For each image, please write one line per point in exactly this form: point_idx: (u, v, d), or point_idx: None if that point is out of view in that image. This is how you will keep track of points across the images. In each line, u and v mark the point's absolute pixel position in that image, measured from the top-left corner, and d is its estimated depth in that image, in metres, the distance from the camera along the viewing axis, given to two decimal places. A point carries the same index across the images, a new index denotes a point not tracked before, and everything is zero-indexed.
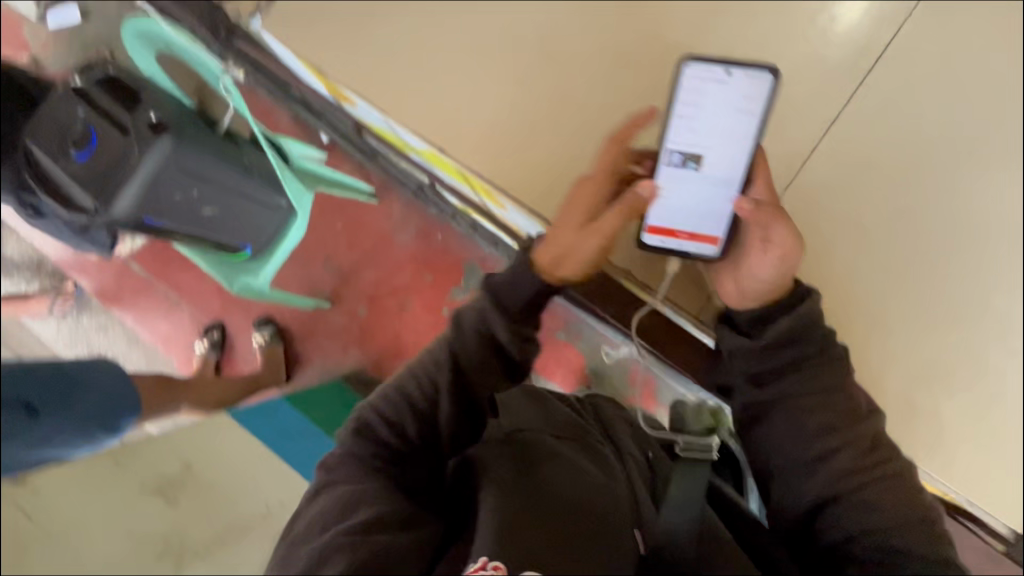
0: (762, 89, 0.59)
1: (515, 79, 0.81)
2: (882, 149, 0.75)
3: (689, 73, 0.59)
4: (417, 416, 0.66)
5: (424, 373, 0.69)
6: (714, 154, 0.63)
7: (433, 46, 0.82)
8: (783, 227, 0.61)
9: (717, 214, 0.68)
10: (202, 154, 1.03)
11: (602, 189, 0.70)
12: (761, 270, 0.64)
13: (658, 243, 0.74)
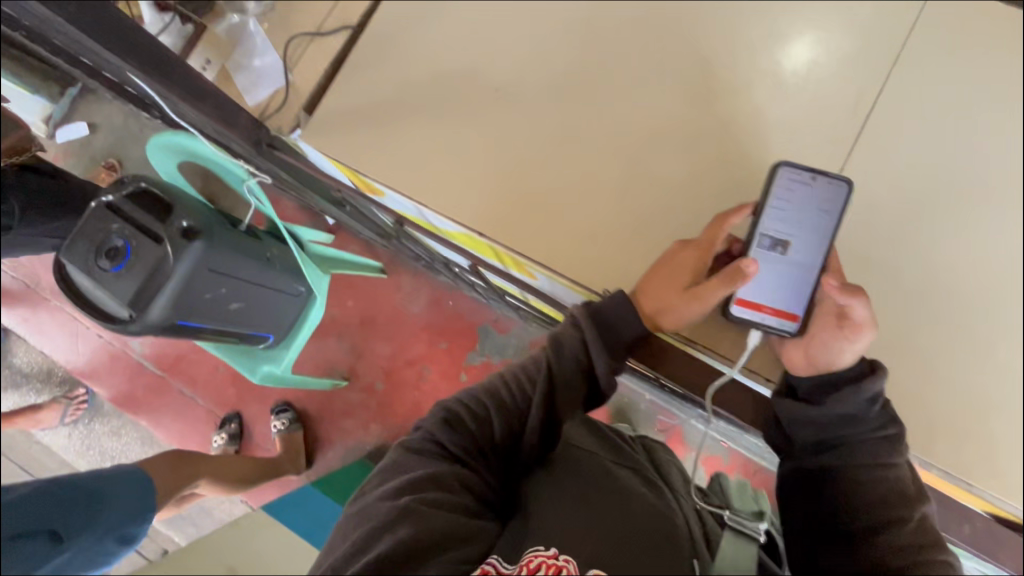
0: (842, 195, 0.60)
1: (546, 122, 0.68)
2: (965, 166, 0.65)
3: (781, 173, 0.60)
4: (505, 412, 0.59)
5: (518, 381, 0.60)
6: (800, 242, 0.61)
7: (423, 88, 0.70)
8: (866, 310, 0.54)
9: (798, 292, 0.61)
10: (227, 252, 1.05)
11: (697, 255, 0.61)
12: (844, 355, 0.54)
13: (741, 318, 0.63)
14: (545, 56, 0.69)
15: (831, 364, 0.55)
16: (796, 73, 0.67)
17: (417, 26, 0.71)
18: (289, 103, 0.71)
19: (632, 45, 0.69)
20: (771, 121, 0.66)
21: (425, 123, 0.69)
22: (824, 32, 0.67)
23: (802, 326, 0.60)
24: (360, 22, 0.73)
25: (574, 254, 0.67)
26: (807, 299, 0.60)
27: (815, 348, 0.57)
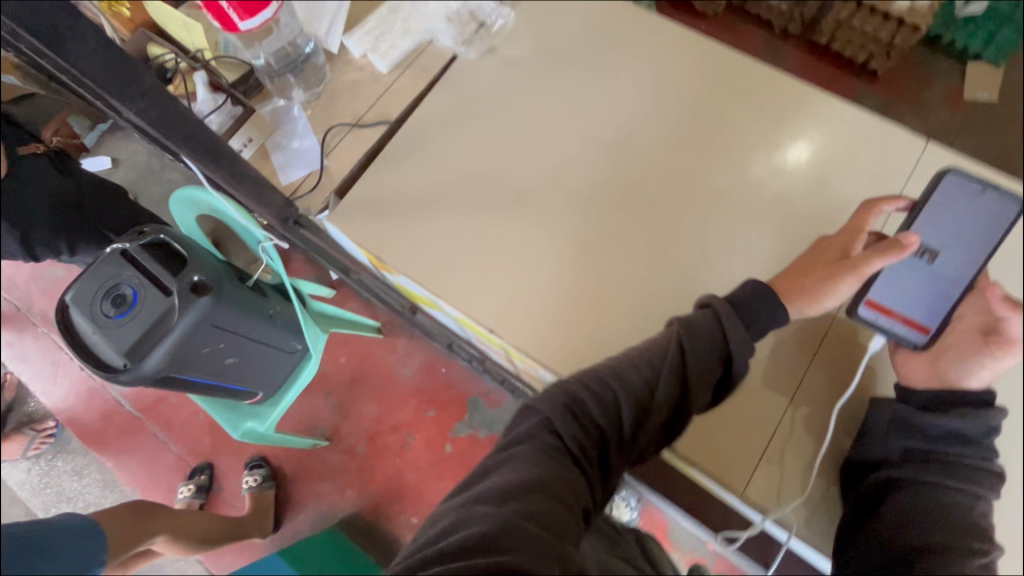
0: (1010, 214, 0.58)
1: (565, 230, 0.71)
2: None
3: (948, 178, 0.60)
4: (631, 397, 0.53)
5: (648, 367, 0.55)
6: (948, 255, 0.60)
7: (447, 174, 0.73)
8: (1022, 328, 0.56)
9: (936, 305, 0.61)
10: (233, 307, 1.06)
11: (848, 240, 0.63)
12: (983, 372, 0.58)
13: (867, 320, 0.62)
14: (570, 169, 0.73)
15: (969, 377, 0.59)
16: (804, 209, 0.71)
17: (452, 126, 0.75)
18: (321, 185, 0.75)
19: (649, 169, 0.73)
20: (775, 250, 0.70)
21: (445, 212, 0.71)
22: (830, 172, 0.72)
23: (930, 339, 0.61)
24: (398, 118, 0.78)
25: (579, 360, 0.67)
26: (943, 315, 0.60)
27: (946, 360, 0.60)
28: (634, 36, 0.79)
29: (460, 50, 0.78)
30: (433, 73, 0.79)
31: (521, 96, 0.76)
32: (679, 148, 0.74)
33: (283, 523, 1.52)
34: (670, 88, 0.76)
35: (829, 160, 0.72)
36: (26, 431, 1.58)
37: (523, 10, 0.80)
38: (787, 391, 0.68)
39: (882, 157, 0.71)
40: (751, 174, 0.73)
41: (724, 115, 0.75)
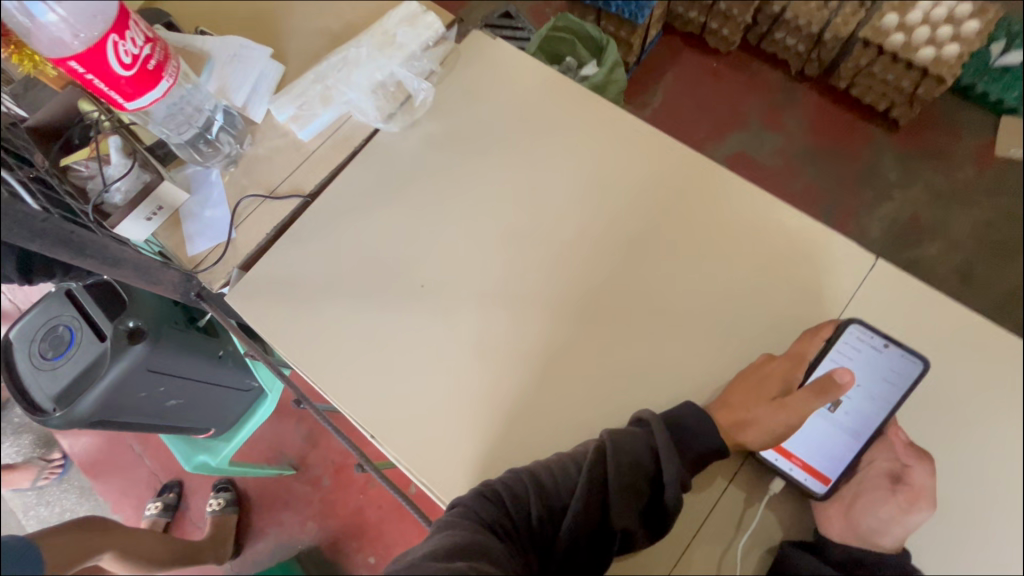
0: (915, 371, 0.54)
1: (461, 329, 0.65)
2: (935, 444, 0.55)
3: (849, 331, 0.56)
4: (544, 498, 0.51)
5: (563, 471, 0.52)
6: (852, 405, 0.55)
7: (359, 245, 0.70)
8: (927, 479, 0.52)
9: (836, 456, 0.55)
10: (174, 348, 1.02)
11: (785, 367, 0.57)
12: (897, 528, 0.52)
13: (764, 460, 0.55)
14: (478, 260, 0.68)
15: (881, 536, 0.52)
16: (736, 322, 0.62)
17: (366, 206, 0.72)
18: (225, 258, 0.72)
19: (560, 266, 0.66)
20: (693, 373, 0.61)
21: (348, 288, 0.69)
22: (764, 282, 0.63)
23: (831, 490, 0.54)
24: (312, 191, 0.75)
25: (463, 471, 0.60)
26: (845, 465, 0.54)
27: (859, 508, 0.53)
28: (563, 116, 0.73)
29: (381, 125, 0.74)
30: (350, 147, 0.76)
31: (439, 175, 0.72)
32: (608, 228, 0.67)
33: (244, 549, 1.47)
34: (605, 161, 0.70)
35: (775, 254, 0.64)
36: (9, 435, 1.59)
37: (450, 84, 0.76)
38: (676, 548, 0.54)
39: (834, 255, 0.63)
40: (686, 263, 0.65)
41: (651, 207, 0.67)
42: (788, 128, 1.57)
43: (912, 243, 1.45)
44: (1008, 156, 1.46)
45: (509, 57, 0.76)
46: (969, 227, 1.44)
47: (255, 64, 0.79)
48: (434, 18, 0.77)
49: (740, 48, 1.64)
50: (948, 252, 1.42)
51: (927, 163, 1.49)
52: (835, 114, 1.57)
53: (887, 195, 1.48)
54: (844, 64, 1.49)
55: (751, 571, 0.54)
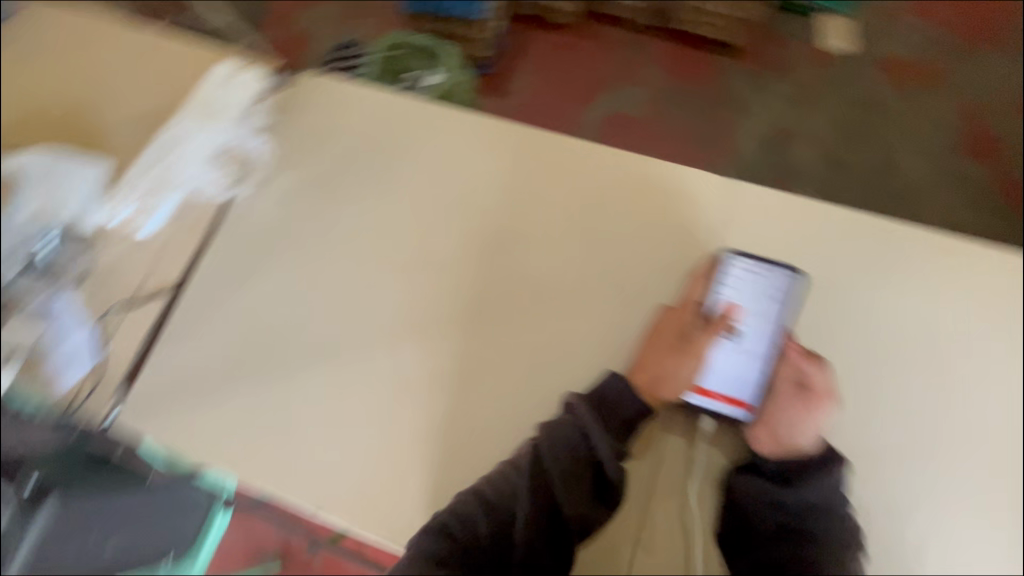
0: (791, 284, 0.58)
1: (371, 374, 0.63)
2: (829, 333, 0.58)
3: (726, 265, 0.59)
4: (492, 512, 0.55)
5: (504, 481, 0.55)
6: (751, 329, 0.56)
7: (241, 321, 0.67)
8: (828, 379, 0.55)
9: (749, 381, 0.56)
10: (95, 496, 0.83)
11: (679, 315, 0.58)
12: (813, 428, 0.55)
13: (690, 405, 0.57)
14: (368, 300, 0.66)
15: (802, 440, 0.55)
16: (628, 278, 0.62)
17: (239, 282, 0.68)
18: (101, 383, 0.66)
19: (449, 280, 0.64)
20: (606, 342, 0.60)
21: (243, 369, 0.65)
22: (642, 235, 0.64)
23: (756, 414, 0.55)
24: (177, 282, 0.69)
25: (412, 511, 0.58)
26: (760, 387, 0.56)
27: (780, 422, 0.55)
28: (410, 131, 0.71)
29: (231, 194, 0.72)
30: (202, 228, 0.71)
31: (305, 227, 0.69)
32: (482, 224, 0.66)
33: None
34: (461, 161, 0.69)
35: (646, 200, 0.65)
36: None
37: (289, 132, 0.73)
38: (636, 513, 0.55)
39: (698, 186, 0.65)
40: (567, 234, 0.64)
41: (520, 194, 0.66)
42: (648, 79, 1.61)
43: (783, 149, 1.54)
44: (834, 50, 1.62)
45: (341, 89, 0.74)
46: (824, 122, 1.56)
47: (76, 176, 0.69)
48: (251, 74, 0.74)
49: (587, 17, 1.67)
50: (814, 148, 1.54)
51: (773, 77, 1.60)
52: (685, 54, 1.64)
53: (748, 112, 1.57)
54: (682, 8, 1.59)
55: (709, 507, 0.56)
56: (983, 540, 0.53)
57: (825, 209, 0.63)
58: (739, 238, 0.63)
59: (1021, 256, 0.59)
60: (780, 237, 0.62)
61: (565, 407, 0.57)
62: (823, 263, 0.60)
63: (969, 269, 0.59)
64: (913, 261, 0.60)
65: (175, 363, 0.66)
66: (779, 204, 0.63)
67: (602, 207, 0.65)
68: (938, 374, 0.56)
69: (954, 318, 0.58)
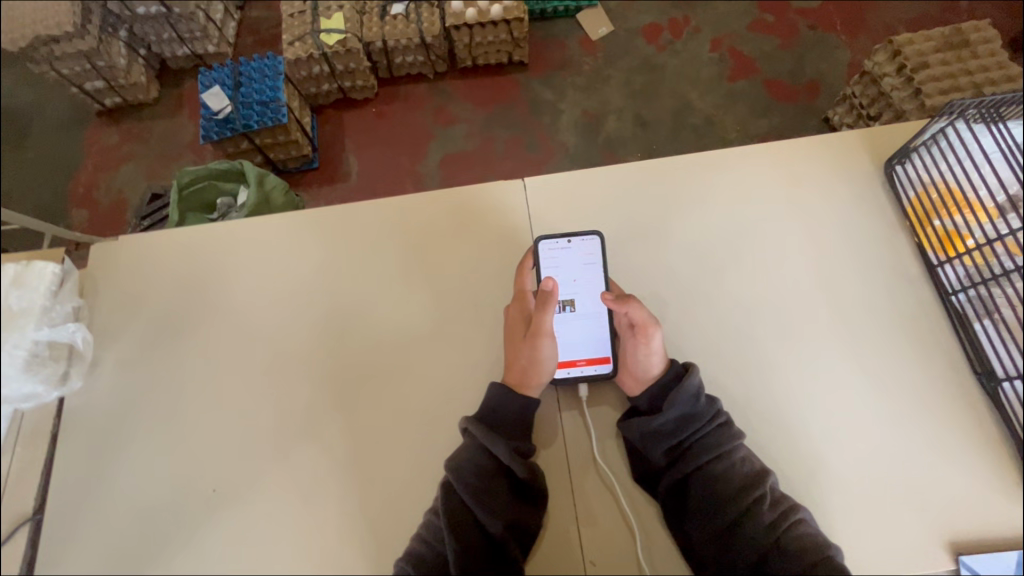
0: (598, 245, 0.65)
1: (279, 493, 0.62)
2: (645, 271, 0.67)
3: (540, 249, 0.65)
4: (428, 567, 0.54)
5: (431, 530, 0.56)
6: (581, 296, 0.64)
7: (122, 506, 0.63)
8: (642, 311, 0.58)
9: (599, 338, 0.63)
10: None
11: (519, 307, 0.62)
12: (654, 356, 0.59)
13: (561, 380, 0.62)
14: (251, 426, 0.65)
15: (650, 368, 0.59)
16: (472, 300, 0.68)
17: (109, 472, 0.64)
18: None
19: (319, 371, 0.67)
20: (477, 361, 0.66)
21: (142, 553, 0.61)
22: (469, 258, 0.70)
23: (614, 364, 0.62)
24: (37, 507, 0.63)
25: None
26: (609, 340, 0.63)
27: (631, 361, 0.61)
28: (229, 255, 0.72)
29: (62, 391, 0.66)
30: (46, 434, 0.66)
31: (158, 386, 0.67)
32: (328, 312, 0.69)
33: None
34: (285, 263, 0.72)
35: (460, 231, 0.72)
36: None
37: (106, 305, 0.71)
38: (567, 493, 0.59)
39: (497, 199, 0.72)
40: (405, 287, 0.70)
41: (353, 267, 0.71)
42: (460, 117, 1.69)
43: (598, 130, 1.67)
44: (600, 35, 1.76)
45: (144, 244, 0.73)
46: (620, 94, 1.70)
47: None
48: (43, 264, 0.65)
49: (382, 86, 1.72)
50: (622, 117, 1.67)
51: (562, 74, 1.72)
52: (481, 84, 1.72)
53: (557, 110, 1.69)
54: (457, 47, 1.64)
55: (618, 458, 0.60)
56: (830, 372, 0.62)
57: (604, 172, 0.72)
58: (547, 226, 0.70)
59: (755, 147, 0.72)
60: (578, 211, 0.71)
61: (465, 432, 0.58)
62: (618, 218, 0.70)
63: (727, 171, 0.71)
64: (684, 184, 0.71)
65: None
66: (567, 184, 0.72)
67: (426, 251, 0.71)
68: (735, 263, 0.67)
69: (730, 213, 0.69)
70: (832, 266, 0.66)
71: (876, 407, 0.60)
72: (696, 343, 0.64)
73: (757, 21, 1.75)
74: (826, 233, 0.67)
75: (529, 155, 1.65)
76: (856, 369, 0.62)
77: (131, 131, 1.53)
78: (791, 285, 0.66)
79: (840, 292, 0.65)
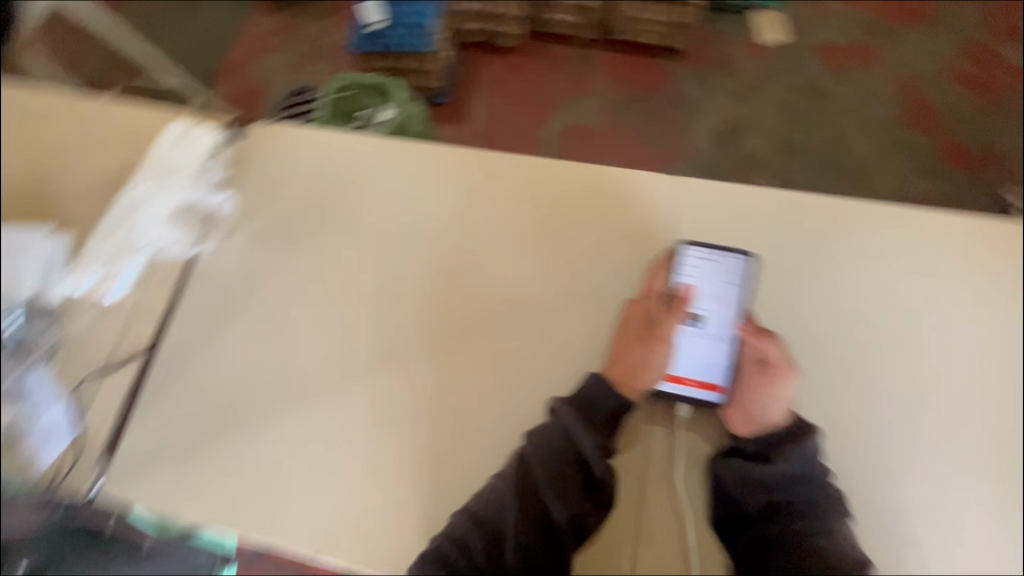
0: (747, 267, 0.58)
1: (357, 407, 0.64)
2: (789, 310, 0.61)
3: (686, 253, 0.59)
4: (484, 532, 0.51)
5: (493, 496, 0.52)
6: (712, 314, 0.58)
7: (221, 369, 0.67)
8: (782, 350, 0.54)
9: (716, 363, 0.58)
10: None
11: (644, 304, 0.58)
12: (777, 402, 0.54)
13: (664, 393, 0.58)
14: (348, 336, 0.67)
15: (773, 412, 0.54)
16: (589, 285, 0.66)
17: (217, 334, 0.69)
18: (82, 456, 0.66)
19: (422, 303, 0.67)
20: (577, 345, 0.63)
21: (228, 417, 0.65)
22: (600, 240, 0.67)
23: (727, 396, 0.57)
24: (149, 344, 0.70)
25: (410, 529, 0.59)
26: (728, 369, 0.58)
27: (749, 399, 0.55)
28: (367, 167, 0.74)
29: (197, 250, 0.72)
30: (172, 286, 0.72)
31: (275, 272, 0.70)
32: (449, 253, 0.69)
33: None
34: (420, 192, 0.72)
35: (599, 210, 0.69)
36: None
37: (249, 183, 0.75)
38: (631, 509, 0.56)
39: (647, 190, 0.68)
40: (529, 250, 0.68)
41: (484, 215, 0.70)
42: (598, 90, 1.62)
43: (735, 143, 1.55)
44: (771, 42, 1.62)
45: (295, 136, 0.76)
46: (773, 111, 1.56)
47: (33, 250, 0.72)
48: (207, 128, 0.76)
49: (530, 39, 1.67)
50: (767, 136, 1.54)
51: (716, 74, 1.60)
52: (630, 63, 1.64)
53: (700, 110, 1.58)
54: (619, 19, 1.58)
55: (698, 491, 0.56)
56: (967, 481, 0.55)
57: (770, 195, 0.65)
58: (690, 234, 0.66)
59: (953, 216, 0.63)
60: (729, 227, 0.65)
61: (550, 412, 0.54)
62: (774, 246, 0.63)
63: (913, 231, 0.63)
64: (860, 231, 0.63)
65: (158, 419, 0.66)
66: (725, 195, 0.66)
67: (559, 221, 0.69)
68: (895, 331, 0.59)
69: (904, 276, 0.61)
70: (1006, 369, 0.58)
71: (1004, 533, 0.53)
72: (826, 403, 0.57)
73: (957, 72, 1.55)
74: (1010, 333, 0.59)
75: (658, 147, 1.56)
76: (998, 487, 0.55)
77: (291, 23, 1.59)
78: (953, 373, 0.58)
79: (1005, 399, 0.57)
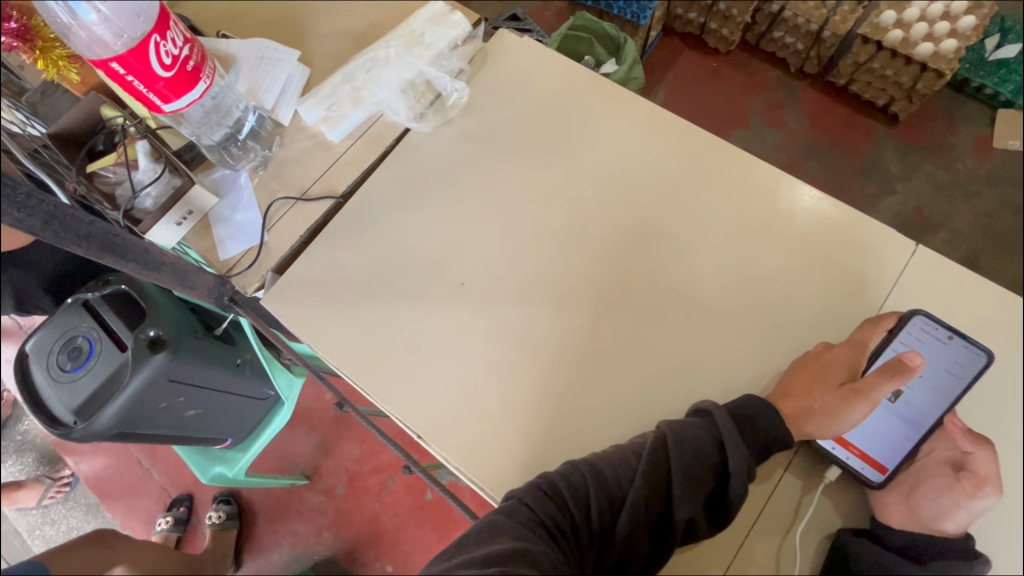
0: (979, 365, 0.53)
1: (508, 325, 0.65)
2: (990, 427, 0.55)
3: (914, 322, 0.55)
4: (603, 491, 0.50)
5: (622, 463, 0.51)
6: (915, 395, 0.54)
7: (396, 237, 0.70)
8: (990, 463, 0.51)
9: (894, 443, 0.54)
10: (201, 357, 0.88)
11: (848, 354, 0.56)
12: (958, 512, 0.51)
13: (824, 448, 0.54)
14: (522, 259, 0.68)
15: (943, 519, 0.51)
16: (778, 311, 0.62)
17: (402, 208, 0.71)
18: (259, 262, 0.71)
19: (603, 258, 0.66)
20: (741, 363, 0.61)
21: (389, 281, 0.68)
22: (805, 272, 0.63)
23: (888, 479, 0.53)
24: (344, 193, 0.74)
25: (519, 450, 0.61)
26: (903, 455, 0.53)
27: (919, 496, 0.52)
28: (596, 111, 0.73)
29: (413, 124, 0.74)
30: (381, 149, 0.76)
31: (474, 174, 0.72)
32: (649, 222, 0.67)
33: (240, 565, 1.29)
34: (641, 154, 0.70)
35: (817, 242, 0.64)
36: (36, 467, 1.43)
37: (481, 83, 0.76)
38: (734, 541, 0.54)
39: (877, 244, 0.63)
40: (731, 251, 0.65)
41: (697, 199, 0.68)
42: (789, 126, 1.48)
43: (913, 238, 1.37)
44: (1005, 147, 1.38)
45: (537, 55, 0.76)
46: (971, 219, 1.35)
47: (284, 68, 0.79)
48: (461, 17, 0.78)
49: (740, 48, 1.54)
50: (951, 243, 1.34)
51: (927, 158, 1.40)
52: (836, 111, 1.48)
53: (889, 187, 1.40)
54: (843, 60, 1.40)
55: (811, 555, 0.53)
56: None
57: (1011, 304, 0.59)
58: (906, 306, 0.61)
59: None
60: (954, 318, 0.59)
61: (706, 414, 0.53)
62: (1000, 358, 0.57)
63: None
64: None
65: (328, 258, 0.70)
66: (960, 284, 0.61)
67: (772, 236, 0.65)
68: None
69: None
70: None
71: None
72: (999, 536, 0.52)
73: None
74: None
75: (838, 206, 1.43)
76: None
77: None
78: None
79: None
